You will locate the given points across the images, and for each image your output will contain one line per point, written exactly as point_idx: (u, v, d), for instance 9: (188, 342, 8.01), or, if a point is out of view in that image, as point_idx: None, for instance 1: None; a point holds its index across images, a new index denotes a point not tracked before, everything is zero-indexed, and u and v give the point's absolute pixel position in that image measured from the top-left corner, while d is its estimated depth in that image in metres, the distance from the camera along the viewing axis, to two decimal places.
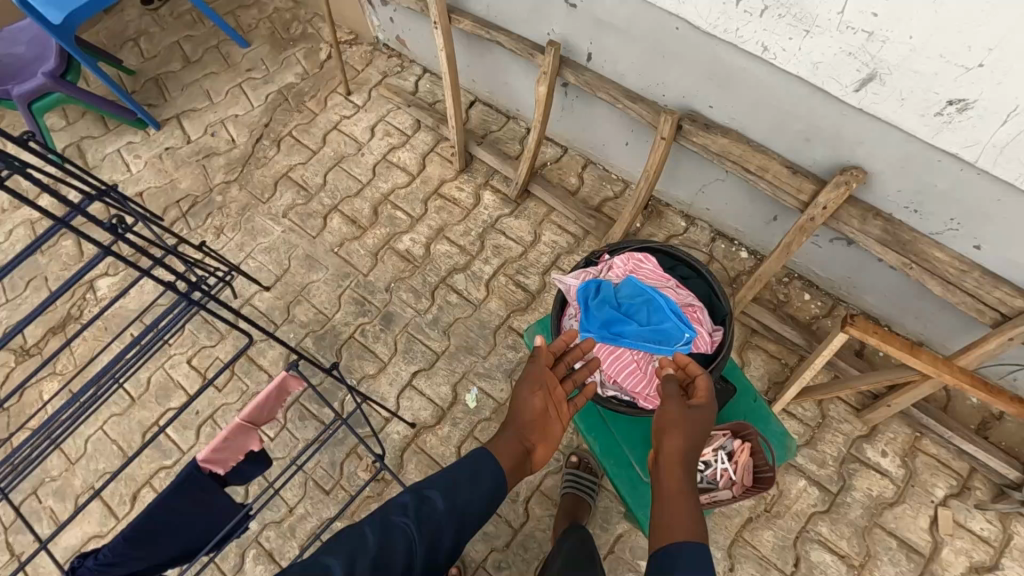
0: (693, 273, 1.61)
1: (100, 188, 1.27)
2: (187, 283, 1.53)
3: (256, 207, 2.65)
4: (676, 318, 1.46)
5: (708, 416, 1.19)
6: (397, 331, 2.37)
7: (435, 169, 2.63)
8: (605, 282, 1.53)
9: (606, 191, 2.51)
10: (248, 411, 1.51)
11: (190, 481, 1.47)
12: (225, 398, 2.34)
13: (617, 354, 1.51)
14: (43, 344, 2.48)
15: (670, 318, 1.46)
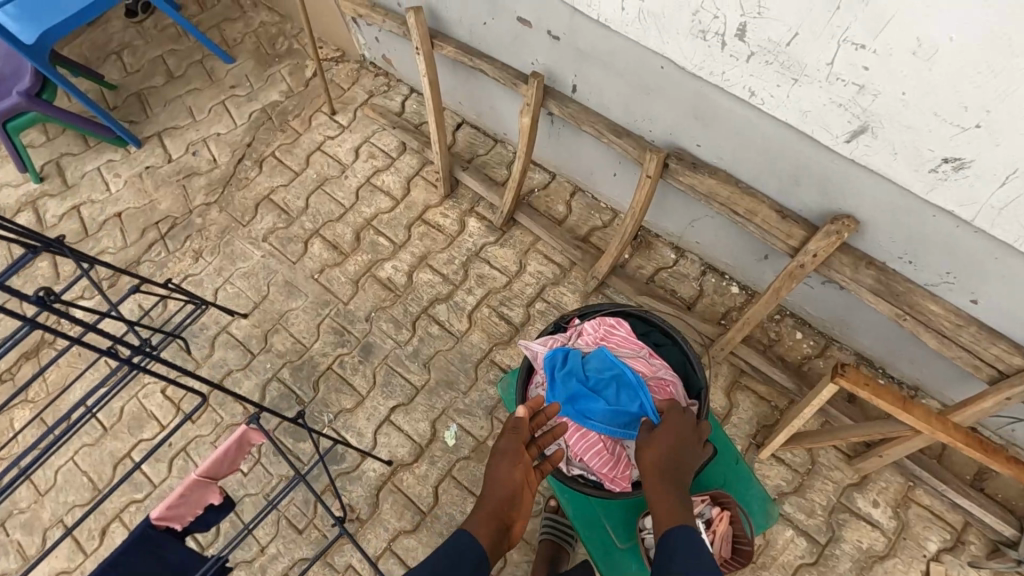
0: (667, 340, 1.54)
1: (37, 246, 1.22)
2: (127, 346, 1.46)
3: (236, 230, 2.59)
4: (647, 394, 1.39)
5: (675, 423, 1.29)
6: (376, 363, 2.31)
7: (420, 193, 2.57)
8: (573, 351, 1.47)
9: (594, 220, 2.43)
10: (205, 466, 1.45)
11: (146, 538, 1.43)
12: (199, 430, 2.28)
13: (583, 432, 1.45)
14: (16, 370, 2.42)
15: (639, 398, 1.39)
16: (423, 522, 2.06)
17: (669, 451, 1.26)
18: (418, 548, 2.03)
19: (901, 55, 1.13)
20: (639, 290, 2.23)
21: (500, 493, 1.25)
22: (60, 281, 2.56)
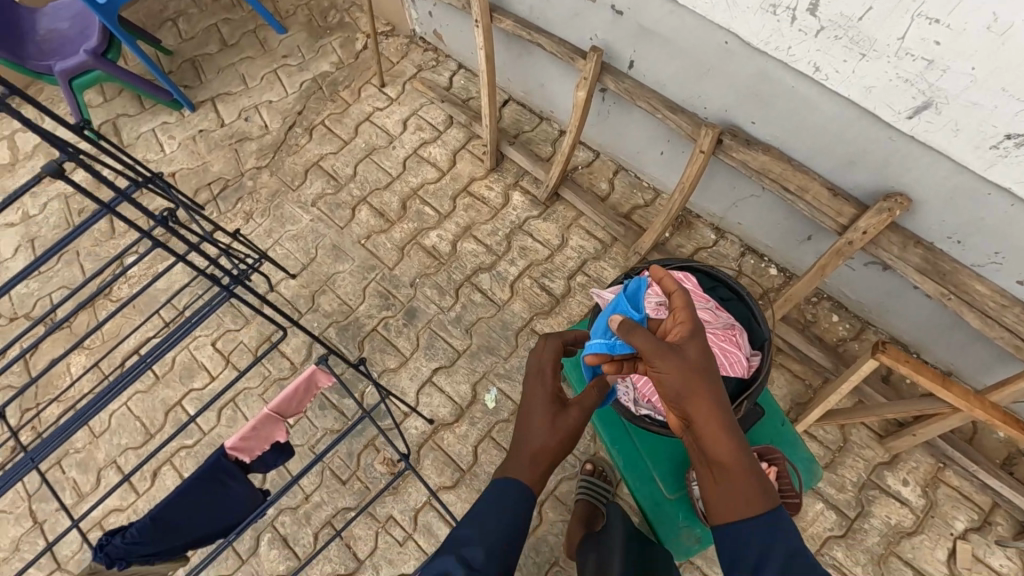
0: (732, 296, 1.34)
1: (143, 175, 1.25)
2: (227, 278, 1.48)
3: (285, 194, 2.67)
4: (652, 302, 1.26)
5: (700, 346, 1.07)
6: (419, 327, 2.38)
7: (466, 166, 2.63)
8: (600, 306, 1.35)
9: (637, 198, 2.49)
10: (276, 402, 1.53)
11: (217, 467, 1.52)
12: (247, 382, 2.37)
13: None
14: (74, 318, 2.53)
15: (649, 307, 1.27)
16: (463, 479, 2.14)
17: (706, 380, 1.06)
18: (457, 503, 2.11)
19: (975, 31, 1.17)
20: None
21: (535, 434, 1.27)
22: (116, 236, 2.66)
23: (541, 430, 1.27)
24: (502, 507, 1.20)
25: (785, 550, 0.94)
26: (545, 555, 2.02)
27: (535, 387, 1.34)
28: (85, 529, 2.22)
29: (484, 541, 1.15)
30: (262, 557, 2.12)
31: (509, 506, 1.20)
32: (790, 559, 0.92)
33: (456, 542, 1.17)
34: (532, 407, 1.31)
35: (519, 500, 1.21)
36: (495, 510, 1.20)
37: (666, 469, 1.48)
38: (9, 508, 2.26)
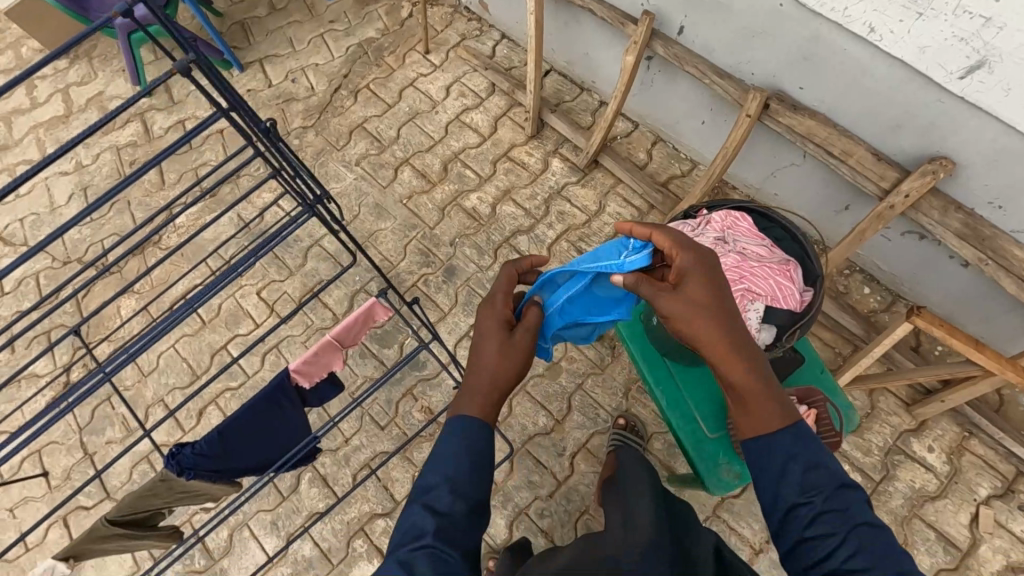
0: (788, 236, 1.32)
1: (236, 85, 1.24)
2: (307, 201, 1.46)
3: (330, 154, 2.74)
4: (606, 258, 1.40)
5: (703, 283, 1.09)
6: (458, 284, 2.45)
7: (507, 132, 2.70)
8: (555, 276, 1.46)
9: (674, 168, 2.55)
10: (338, 331, 1.60)
11: (279, 391, 1.59)
12: (291, 330, 2.46)
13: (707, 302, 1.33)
14: (124, 264, 2.62)
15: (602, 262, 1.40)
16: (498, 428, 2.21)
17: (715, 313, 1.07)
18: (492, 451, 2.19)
19: None
20: None
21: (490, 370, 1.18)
22: (166, 188, 2.74)
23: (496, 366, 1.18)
24: (460, 447, 1.10)
25: (806, 459, 1.01)
26: (576, 503, 2.10)
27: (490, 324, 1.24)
28: (133, 462, 2.31)
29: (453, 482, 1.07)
30: (303, 494, 2.20)
31: (467, 445, 1.11)
32: (809, 471, 1.00)
33: (421, 489, 1.07)
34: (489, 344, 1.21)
35: (479, 437, 1.12)
36: (457, 450, 1.10)
37: (708, 409, 1.54)
38: (61, 439, 2.36)
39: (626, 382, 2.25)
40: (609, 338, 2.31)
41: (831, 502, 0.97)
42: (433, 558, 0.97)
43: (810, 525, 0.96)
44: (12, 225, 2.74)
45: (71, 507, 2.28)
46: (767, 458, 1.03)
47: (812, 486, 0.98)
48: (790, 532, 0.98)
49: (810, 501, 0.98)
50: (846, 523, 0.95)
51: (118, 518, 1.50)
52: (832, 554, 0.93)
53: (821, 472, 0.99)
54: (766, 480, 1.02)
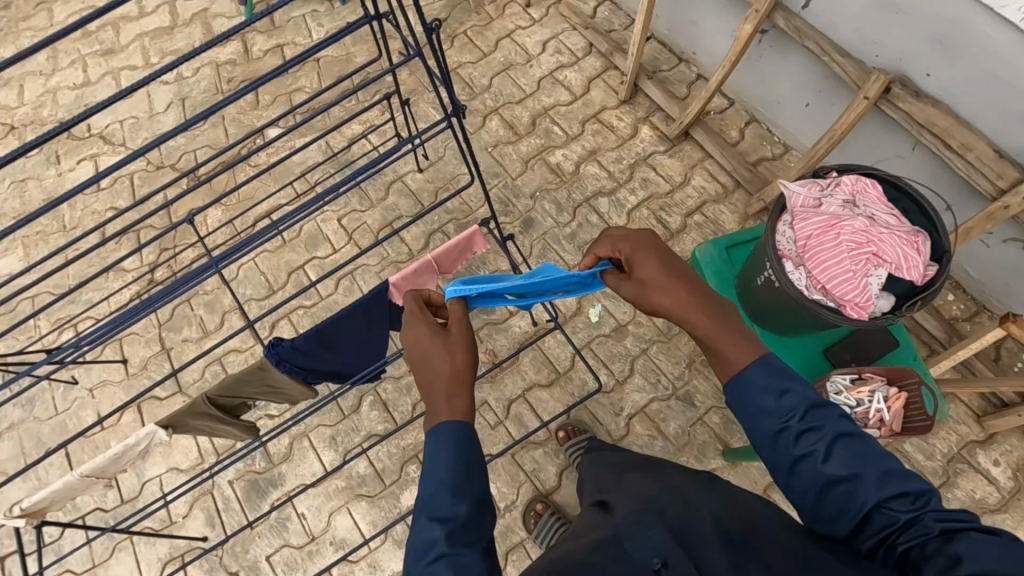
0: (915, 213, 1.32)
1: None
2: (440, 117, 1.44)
3: (421, 93, 2.76)
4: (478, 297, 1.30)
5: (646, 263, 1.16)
6: (534, 237, 2.47)
7: (599, 94, 2.68)
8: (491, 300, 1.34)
9: (765, 150, 2.51)
10: (439, 252, 1.64)
11: (376, 302, 1.64)
12: (366, 259, 2.51)
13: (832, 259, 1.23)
14: (214, 175, 2.71)
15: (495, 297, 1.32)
16: (559, 380, 2.25)
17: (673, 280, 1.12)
18: (550, 401, 2.22)
19: None
20: None
21: (438, 373, 1.14)
22: (260, 108, 2.82)
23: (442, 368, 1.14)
24: (448, 455, 1.06)
25: (776, 386, 0.98)
26: None
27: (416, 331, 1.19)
28: (205, 363, 2.41)
29: (444, 490, 1.03)
30: (363, 416, 2.27)
31: (453, 453, 1.06)
32: (782, 396, 0.97)
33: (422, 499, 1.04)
34: (421, 347, 1.18)
35: (455, 437, 1.08)
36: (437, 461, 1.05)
37: None
38: (141, 331, 2.47)
39: (691, 354, 2.25)
40: None
41: (811, 415, 0.95)
42: (454, 566, 0.95)
43: (801, 448, 0.94)
44: (112, 125, 2.84)
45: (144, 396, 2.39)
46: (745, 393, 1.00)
47: (788, 408, 0.96)
48: (782, 462, 0.95)
49: (790, 424, 0.95)
50: (825, 435, 0.92)
51: (214, 396, 1.57)
52: (816, 469, 0.91)
53: (791, 394, 0.96)
54: (746, 418, 1.00)
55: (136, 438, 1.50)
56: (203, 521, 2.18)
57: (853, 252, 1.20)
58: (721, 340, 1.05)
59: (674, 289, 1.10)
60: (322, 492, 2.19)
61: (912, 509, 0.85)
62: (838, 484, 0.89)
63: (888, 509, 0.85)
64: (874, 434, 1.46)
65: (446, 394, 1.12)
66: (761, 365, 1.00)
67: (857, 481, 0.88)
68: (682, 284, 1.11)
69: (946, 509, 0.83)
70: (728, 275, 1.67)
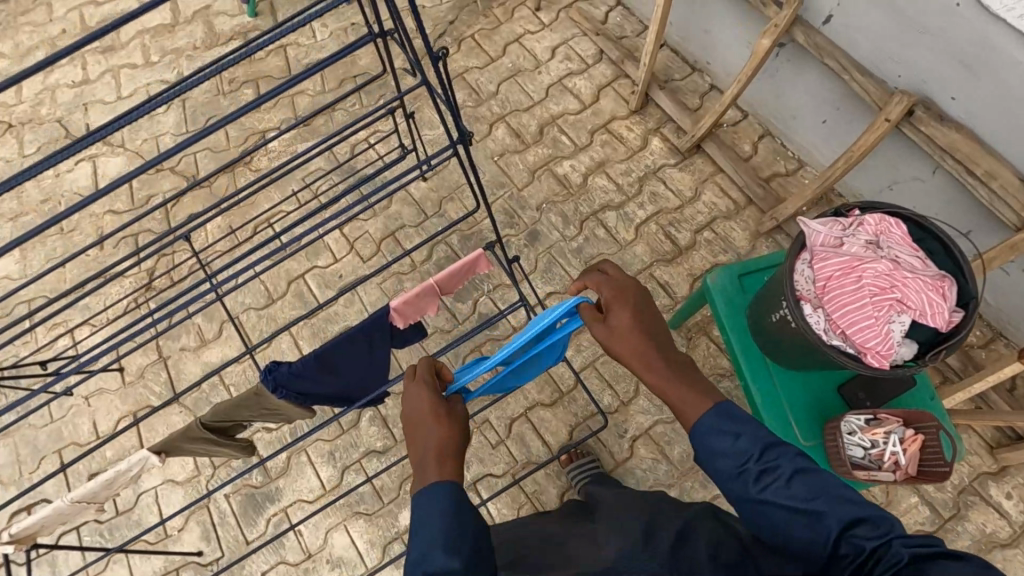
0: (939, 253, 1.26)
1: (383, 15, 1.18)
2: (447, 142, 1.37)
3: (427, 99, 2.69)
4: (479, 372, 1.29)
5: (623, 309, 1.14)
6: (540, 250, 2.41)
7: (609, 103, 2.61)
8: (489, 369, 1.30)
9: (778, 165, 2.44)
10: (442, 276, 1.59)
11: (376, 325, 1.59)
12: (368, 269, 2.46)
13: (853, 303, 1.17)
14: (214, 179, 2.66)
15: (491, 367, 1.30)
16: (562, 400, 2.20)
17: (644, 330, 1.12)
18: (552, 421, 2.18)
19: None
20: None
21: (433, 439, 1.14)
22: (261, 110, 2.76)
23: (436, 435, 1.15)
24: (439, 516, 1.04)
25: (731, 430, 1.00)
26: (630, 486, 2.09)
27: (417, 392, 1.20)
28: (202, 373, 2.37)
29: (438, 543, 1.01)
30: (362, 431, 2.23)
31: (444, 512, 1.05)
32: (738, 439, 0.99)
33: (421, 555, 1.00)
34: (420, 409, 1.19)
35: (449, 496, 1.07)
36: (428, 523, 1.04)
37: (805, 418, 1.51)
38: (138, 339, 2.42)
39: None
40: (686, 329, 2.25)
41: (766, 453, 0.96)
42: None
43: (761, 486, 0.95)
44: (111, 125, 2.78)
45: (140, 405, 2.34)
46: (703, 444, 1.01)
47: (745, 450, 0.98)
48: (746, 504, 0.95)
49: (747, 466, 0.96)
50: (783, 473, 0.94)
51: (209, 421, 1.54)
52: (780, 502, 0.91)
53: (745, 436, 0.98)
54: (706, 463, 1.01)
55: (129, 464, 1.46)
56: (198, 535, 2.15)
57: (875, 298, 1.15)
58: (677, 391, 1.07)
59: (643, 340, 1.11)
60: (320, 509, 2.15)
61: (878, 536, 0.85)
62: (801, 519, 0.90)
63: (853, 536, 0.86)
64: (889, 478, 1.41)
65: (438, 458, 1.12)
66: (717, 413, 1.02)
67: (818, 511, 0.90)
68: (650, 336, 1.12)
69: (913, 533, 0.84)
70: (740, 306, 1.61)
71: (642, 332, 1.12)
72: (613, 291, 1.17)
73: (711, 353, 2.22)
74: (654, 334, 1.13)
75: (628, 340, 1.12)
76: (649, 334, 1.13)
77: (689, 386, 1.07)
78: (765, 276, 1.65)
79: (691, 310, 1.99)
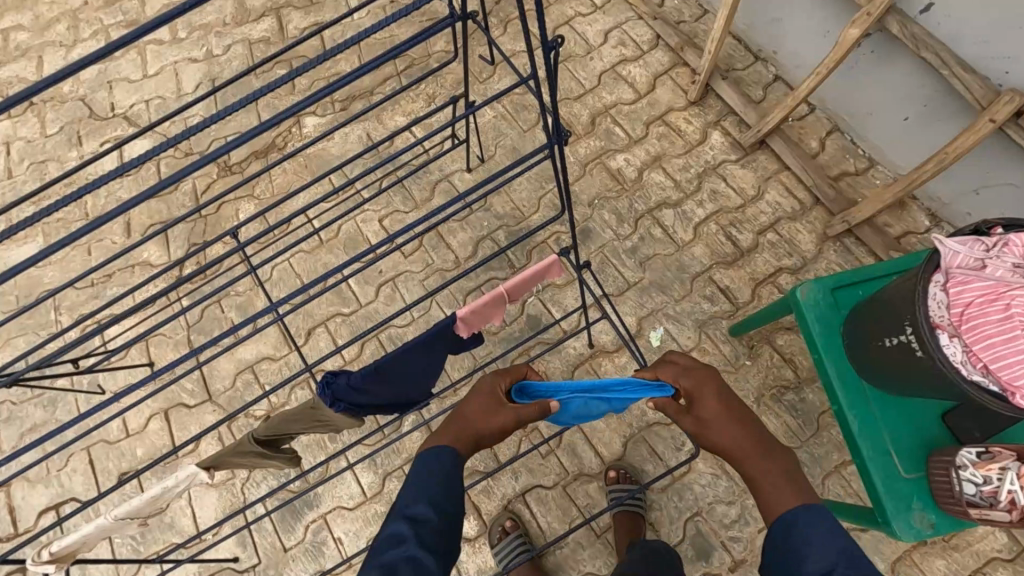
0: None
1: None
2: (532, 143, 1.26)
3: (471, 84, 2.55)
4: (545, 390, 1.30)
5: (709, 398, 1.21)
6: (592, 249, 2.28)
7: (666, 93, 2.46)
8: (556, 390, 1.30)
9: (847, 164, 2.29)
10: (512, 283, 1.47)
11: (440, 334, 1.46)
12: (409, 265, 2.34)
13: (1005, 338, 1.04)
14: (246, 165, 2.52)
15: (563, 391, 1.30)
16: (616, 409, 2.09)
17: (732, 421, 1.20)
18: (606, 430, 2.07)
19: None
20: (887, 246, 2.12)
21: (468, 421, 1.30)
22: (295, 93, 2.62)
23: (472, 420, 1.29)
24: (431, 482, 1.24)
25: (819, 530, 1.08)
26: (688, 501, 1.99)
27: (489, 385, 1.32)
28: (236, 370, 2.25)
29: (424, 498, 1.22)
30: (403, 437, 2.13)
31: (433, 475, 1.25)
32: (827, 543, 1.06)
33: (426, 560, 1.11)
34: (478, 393, 1.31)
35: (451, 466, 1.27)
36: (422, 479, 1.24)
37: (905, 444, 1.40)
38: (169, 333, 2.31)
39: (759, 387, 2.08)
40: (747, 337, 2.13)
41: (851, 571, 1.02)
42: None
43: None
44: (136, 105, 2.64)
45: (172, 402, 2.24)
46: (791, 538, 1.10)
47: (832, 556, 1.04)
48: None
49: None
50: None
51: (262, 436, 1.44)
52: None
53: (832, 547, 1.05)
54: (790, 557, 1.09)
55: (177, 480, 1.36)
56: (234, 540, 2.06)
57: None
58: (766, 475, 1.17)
59: (731, 429, 1.19)
60: (360, 516, 2.06)
61: None
62: None
63: None
64: (1004, 518, 1.27)
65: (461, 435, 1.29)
66: (804, 509, 1.12)
67: None
68: (738, 424, 1.20)
69: None
70: (834, 321, 1.49)
71: (731, 422, 1.20)
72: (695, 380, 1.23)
73: (774, 363, 2.10)
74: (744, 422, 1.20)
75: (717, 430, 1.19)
76: (739, 423, 1.20)
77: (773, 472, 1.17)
78: (860, 290, 1.52)
79: (764, 322, 1.87)
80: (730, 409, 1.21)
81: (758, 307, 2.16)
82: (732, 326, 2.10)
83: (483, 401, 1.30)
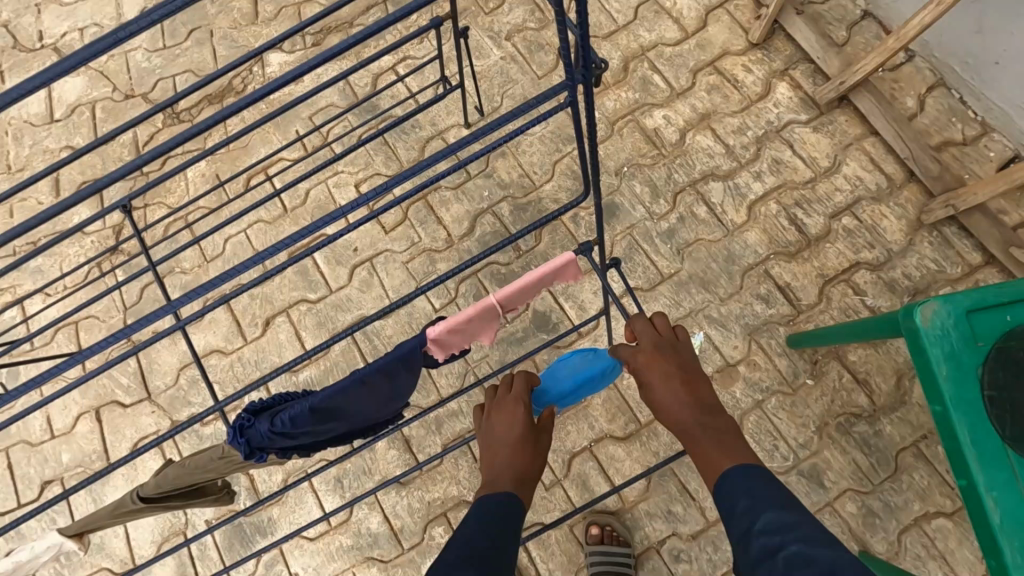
0: None
1: None
2: (536, 99, 0.82)
3: (475, 17, 2.04)
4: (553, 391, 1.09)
5: (659, 351, 1.00)
6: (618, 231, 1.82)
7: (721, 32, 1.94)
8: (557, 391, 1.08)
9: (954, 131, 1.78)
10: (506, 293, 1.02)
11: (407, 360, 0.99)
12: (391, 243, 1.90)
13: None
14: (197, 113, 2.07)
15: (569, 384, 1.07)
16: (639, 434, 1.67)
17: (681, 371, 0.99)
18: (625, 461, 1.66)
19: None
20: (1004, 240, 1.62)
21: (501, 460, 1.03)
22: (259, 22, 2.13)
23: (505, 458, 1.03)
24: (482, 521, 0.95)
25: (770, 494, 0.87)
26: (724, 555, 1.58)
27: (498, 413, 1.07)
28: (181, 365, 1.87)
29: (489, 522, 0.95)
30: (378, 455, 1.74)
31: (487, 514, 0.97)
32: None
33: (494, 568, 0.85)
34: (502, 413, 1.06)
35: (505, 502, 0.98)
36: (468, 529, 0.93)
37: None
38: (101, 316, 1.92)
39: (822, 414, 1.65)
40: (809, 350, 1.69)
41: None
42: None
43: None
44: (69, 34, 2.17)
45: (104, 400, 1.87)
46: (728, 502, 0.90)
47: None
48: None
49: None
50: None
51: (149, 495, 1.06)
52: None
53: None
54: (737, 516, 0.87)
55: (39, 548, 1.20)
56: (173, 570, 1.73)
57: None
58: (730, 478, 0.92)
59: (686, 416, 0.97)
60: (322, 549, 1.70)
61: None
62: None
63: None
64: None
65: (503, 475, 1.02)
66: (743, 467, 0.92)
67: None
68: (695, 414, 0.97)
69: None
70: (967, 359, 1.04)
71: (684, 405, 0.98)
72: (649, 338, 1.02)
73: (843, 385, 1.66)
74: (707, 413, 0.98)
75: (665, 391, 0.98)
76: (690, 406, 0.98)
77: (743, 480, 0.90)
78: (1007, 315, 1.06)
79: (847, 338, 1.37)
80: (684, 367, 1.00)
81: (826, 312, 1.70)
82: (789, 340, 1.65)
83: (508, 432, 1.04)
